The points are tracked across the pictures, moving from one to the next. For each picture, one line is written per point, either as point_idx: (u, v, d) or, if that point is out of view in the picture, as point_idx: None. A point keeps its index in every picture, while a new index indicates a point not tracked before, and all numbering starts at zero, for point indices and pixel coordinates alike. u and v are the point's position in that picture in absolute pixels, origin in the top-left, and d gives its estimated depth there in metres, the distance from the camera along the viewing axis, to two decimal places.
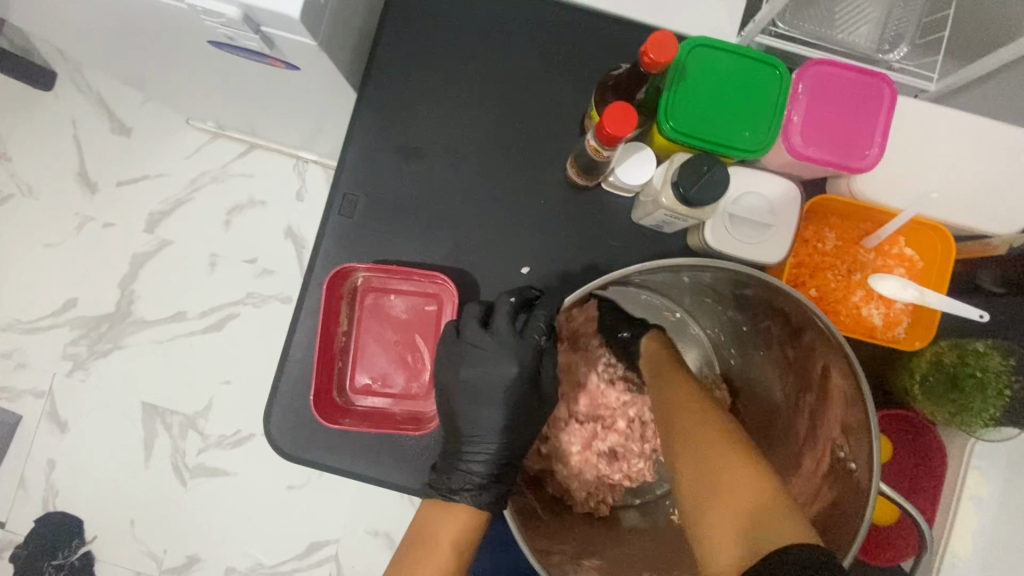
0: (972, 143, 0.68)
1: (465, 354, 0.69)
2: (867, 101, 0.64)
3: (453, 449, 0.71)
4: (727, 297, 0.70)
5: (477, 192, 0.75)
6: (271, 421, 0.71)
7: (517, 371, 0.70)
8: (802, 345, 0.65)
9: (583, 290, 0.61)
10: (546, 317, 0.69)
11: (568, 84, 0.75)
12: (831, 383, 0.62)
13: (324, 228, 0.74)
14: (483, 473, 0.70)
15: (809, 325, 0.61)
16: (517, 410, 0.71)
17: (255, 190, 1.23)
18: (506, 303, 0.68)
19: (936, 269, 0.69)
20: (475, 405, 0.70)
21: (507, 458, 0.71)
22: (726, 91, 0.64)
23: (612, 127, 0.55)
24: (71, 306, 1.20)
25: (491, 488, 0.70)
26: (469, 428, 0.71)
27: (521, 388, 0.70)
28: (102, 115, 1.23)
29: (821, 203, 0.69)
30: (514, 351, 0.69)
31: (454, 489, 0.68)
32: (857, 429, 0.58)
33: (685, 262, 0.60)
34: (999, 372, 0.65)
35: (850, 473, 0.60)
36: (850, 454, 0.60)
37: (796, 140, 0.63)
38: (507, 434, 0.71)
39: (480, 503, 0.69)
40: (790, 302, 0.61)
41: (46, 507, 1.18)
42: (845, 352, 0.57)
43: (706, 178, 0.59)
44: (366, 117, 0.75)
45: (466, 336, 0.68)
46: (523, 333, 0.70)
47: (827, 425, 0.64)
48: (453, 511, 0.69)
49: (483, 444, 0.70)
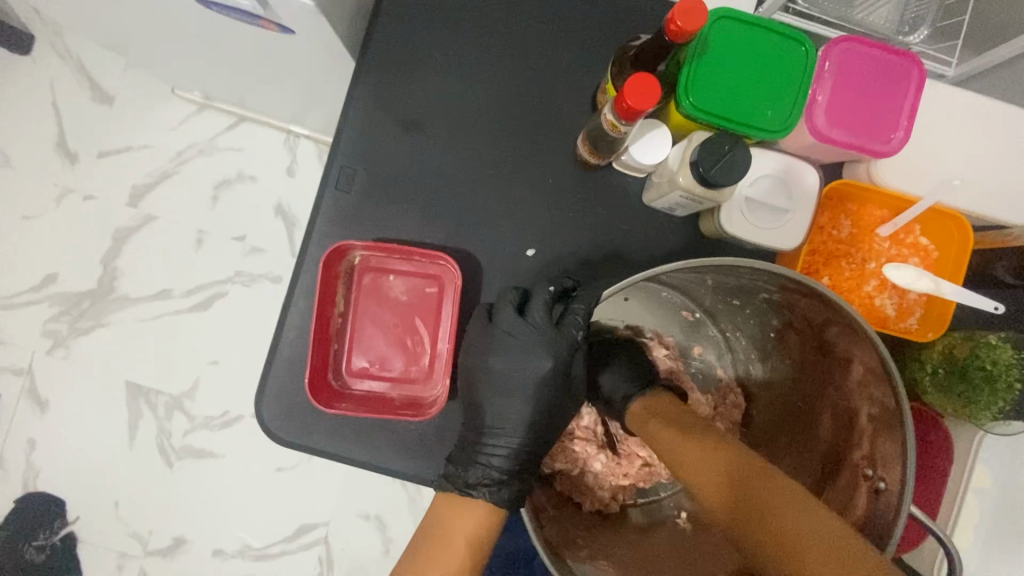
0: (996, 128, 0.66)
1: (494, 340, 0.65)
2: (895, 81, 0.61)
3: (474, 440, 0.66)
4: (755, 298, 0.68)
5: (482, 169, 0.71)
6: (264, 404, 0.69)
7: (551, 366, 0.66)
8: (836, 353, 0.63)
9: (623, 284, 0.56)
10: (584, 312, 0.65)
11: (579, 58, 0.72)
12: (862, 396, 0.61)
13: (320, 202, 0.70)
14: (504, 468, 0.64)
15: (846, 335, 0.59)
16: (544, 405, 0.67)
17: (244, 165, 1.18)
18: (545, 293, 0.65)
19: (952, 259, 0.67)
20: (501, 394, 0.66)
21: (530, 454, 0.67)
22: (749, 67, 0.61)
23: (632, 100, 0.52)
24: (51, 282, 1.15)
25: (511, 483, 0.64)
26: (493, 419, 0.66)
27: (554, 382, 0.66)
28: (81, 81, 1.17)
29: (839, 189, 0.67)
30: (549, 345, 0.65)
31: (471, 484, 0.63)
32: (890, 446, 0.56)
33: (723, 260, 0.56)
34: (1010, 365, 0.63)
35: (876, 492, 0.58)
36: (877, 473, 0.58)
37: (819, 121, 0.61)
38: (532, 431, 0.67)
39: (498, 499, 0.63)
40: (826, 308, 0.58)
41: (27, 489, 1.14)
42: (885, 365, 0.55)
43: (727, 158, 0.57)
44: (365, 88, 0.70)
45: (499, 323, 0.65)
46: (559, 326, 0.66)
47: (856, 440, 0.62)
48: (469, 508, 0.63)
49: (507, 437, 0.66)
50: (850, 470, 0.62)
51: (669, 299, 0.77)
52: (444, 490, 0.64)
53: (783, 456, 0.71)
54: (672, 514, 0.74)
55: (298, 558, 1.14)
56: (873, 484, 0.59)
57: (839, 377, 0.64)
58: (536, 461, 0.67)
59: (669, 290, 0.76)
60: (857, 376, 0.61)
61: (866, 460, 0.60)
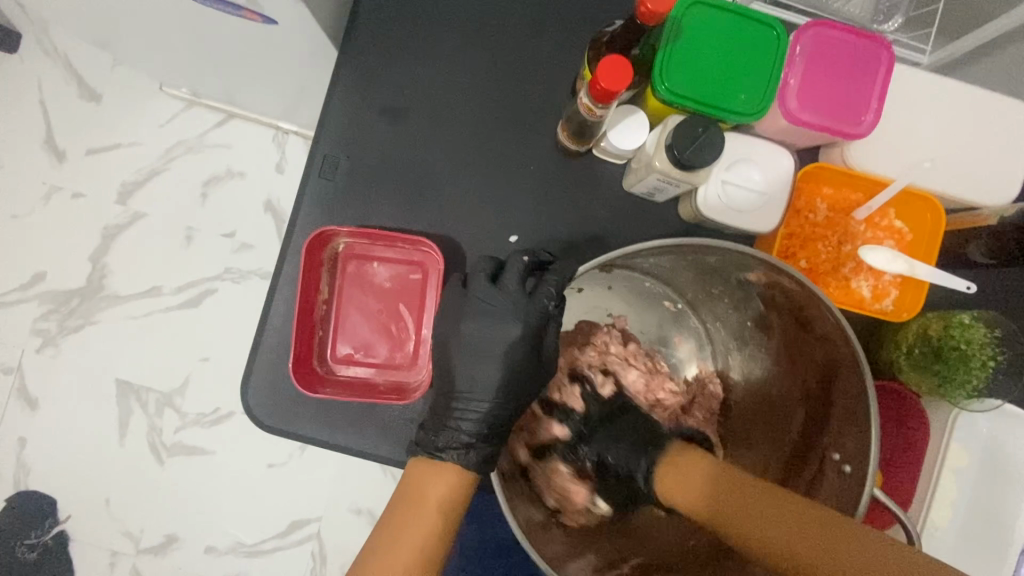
0: (966, 113, 0.68)
1: (468, 305, 0.65)
2: (865, 64, 0.63)
3: (444, 406, 0.66)
4: (733, 286, 0.69)
5: (465, 158, 0.72)
6: (249, 391, 0.69)
7: (521, 331, 0.65)
8: (810, 335, 0.64)
9: (601, 259, 0.57)
10: (557, 282, 0.64)
11: (560, 48, 0.73)
12: (835, 382, 0.62)
13: (303, 191, 0.71)
14: (472, 432, 0.63)
15: (818, 320, 0.61)
16: (517, 371, 0.65)
17: (233, 161, 1.18)
18: (519, 262, 0.65)
19: (925, 240, 0.68)
20: (472, 359, 0.65)
21: (502, 418, 0.65)
22: (723, 52, 0.62)
23: (606, 82, 0.53)
24: (40, 280, 1.15)
25: (479, 447, 0.63)
26: (464, 383, 0.65)
27: (525, 348, 0.65)
28: (69, 80, 1.17)
29: (814, 172, 0.69)
30: (522, 311, 0.65)
31: (440, 447, 0.63)
32: (858, 426, 0.58)
33: (692, 241, 0.59)
34: (983, 344, 0.65)
35: (844, 476, 0.60)
36: (845, 456, 0.60)
37: (792, 105, 0.62)
38: (503, 396, 0.65)
39: (467, 462, 0.62)
40: (798, 290, 0.60)
41: (17, 487, 1.14)
42: (851, 342, 0.57)
43: (700, 139, 0.58)
44: (347, 78, 0.71)
45: (474, 290, 0.65)
46: (533, 295, 0.65)
47: (828, 423, 0.63)
48: (438, 474, 0.61)
49: (476, 402, 0.64)
50: (820, 455, 0.64)
51: (651, 288, 0.79)
52: (416, 454, 0.64)
53: (759, 443, 0.72)
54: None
55: (290, 553, 1.15)
56: (841, 468, 0.61)
57: (815, 365, 0.65)
58: (507, 428, 0.65)
59: (652, 279, 0.78)
60: (829, 360, 0.63)
61: (835, 444, 0.62)
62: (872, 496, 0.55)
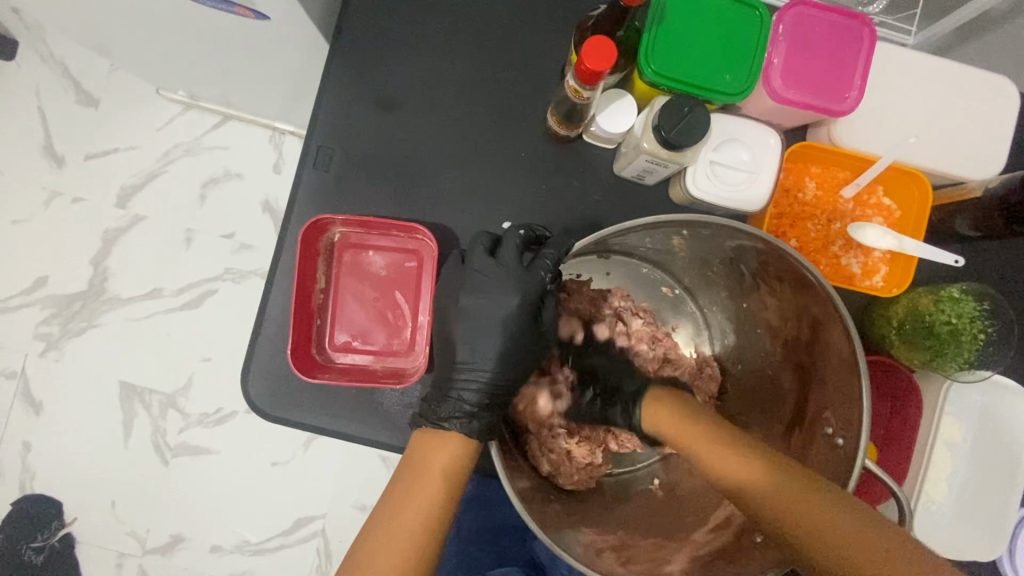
0: (949, 90, 0.69)
1: (466, 279, 0.66)
2: (847, 41, 0.64)
3: (445, 378, 0.66)
4: (728, 265, 0.70)
5: (458, 146, 0.73)
6: (249, 382, 0.70)
7: (519, 301, 0.66)
8: (801, 311, 0.65)
9: (595, 234, 0.58)
10: (553, 256, 0.66)
11: (548, 37, 0.74)
12: (830, 359, 0.63)
13: (299, 183, 0.72)
14: (475, 401, 0.64)
15: (815, 296, 0.61)
16: (517, 343, 0.66)
17: (230, 163, 1.19)
18: (516, 236, 0.66)
19: (914, 217, 0.69)
20: (474, 330, 0.66)
21: (503, 387, 0.66)
22: (707, 33, 0.63)
23: (592, 63, 0.54)
24: (42, 285, 1.16)
25: (482, 416, 0.63)
26: (465, 354, 0.66)
27: (523, 318, 0.66)
28: (66, 86, 1.18)
29: (801, 151, 0.69)
30: (518, 281, 0.65)
31: (443, 417, 0.63)
32: (849, 399, 0.59)
33: (687, 218, 0.60)
34: (973, 317, 0.66)
35: (835, 449, 0.61)
36: (837, 429, 0.61)
37: (777, 85, 0.63)
38: (503, 365, 0.66)
39: (470, 431, 0.62)
40: (787, 263, 0.61)
41: (24, 490, 1.15)
42: (840, 312, 0.58)
43: (687, 119, 0.58)
44: (339, 72, 0.72)
45: (472, 264, 0.66)
46: (530, 268, 0.66)
47: (819, 401, 0.64)
48: (443, 445, 0.61)
49: (479, 371, 0.65)
50: (816, 432, 0.64)
51: (649, 275, 0.80)
52: (420, 427, 0.64)
53: (755, 425, 0.73)
54: (647, 484, 0.75)
55: (296, 551, 1.15)
56: (833, 442, 0.62)
57: (812, 346, 0.66)
58: (507, 397, 0.66)
59: (649, 265, 0.79)
60: (823, 338, 0.63)
61: (827, 419, 0.63)
62: (863, 470, 0.56)
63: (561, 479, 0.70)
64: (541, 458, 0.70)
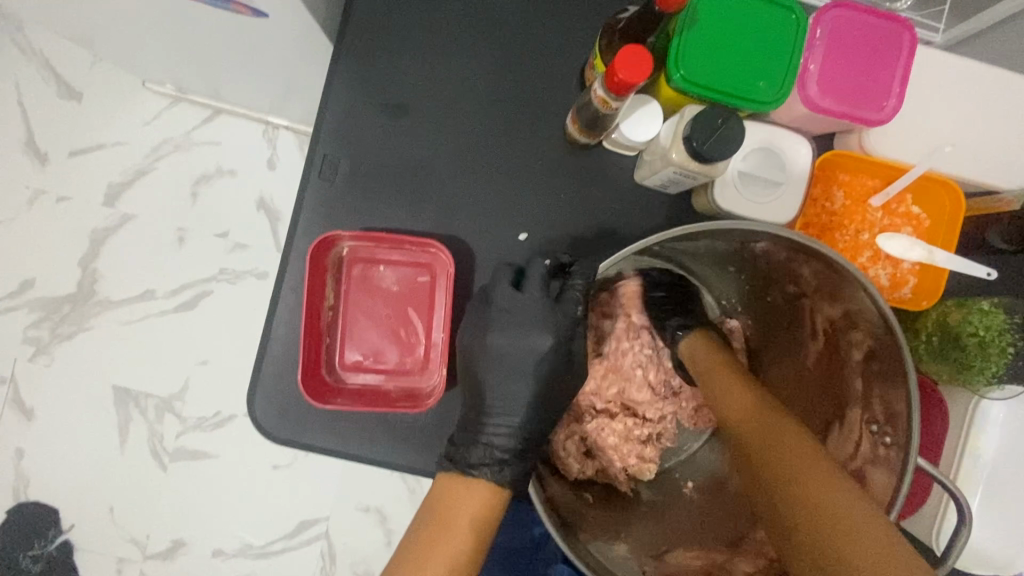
0: (985, 93, 0.66)
1: (494, 317, 0.63)
2: (886, 47, 0.61)
3: (473, 421, 0.64)
4: (752, 264, 0.67)
5: (470, 151, 0.69)
6: (256, 403, 0.67)
7: (553, 343, 0.63)
8: (830, 303, 0.63)
9: (612, 258, 0.57)
10: (584, 287, 0.63)
11: (564, 34, 0.70)
12: (869, 356, 0.60)
13: (303, 192, 0.68)
14: (507, 448, 0.62)
15: (858, 301, 0.58)
16: (548, 383, 0.64)
17: (223, 159, 1.14)
18: (541, 267, 0.64)
19: (944, 227, 0.67)
20: (505, 374, 0.64)
21: (535, 431, 0.64)
22: (740, 36, 0.59)
23: (624, 72, 0.51)
24: (29, 287, 1.12)
25: (514, 464, 0.61)
26: (494, 399, 0.64)
27: (555, 362, 0.64)
28: (47, 78, 1.12)
29: (832, 160, 0.67)
30: (550, 319, 0.63)
31: (472, 463, 0.60)
32: (895, 396, 0.56)
33: (726, 224, 0.56)
34: (1003, 330, 0.64)
35: (883, 447, 0.58)
36: (884, 427, 0.58)
37: (812, 91, 0.60)
38: (535, 409, 0.64)
39: (502, 479, 0.60)
40: (817, 261, 0.59)
41: (17, 498, 1.12)
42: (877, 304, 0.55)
43: (721, 132, 0.55)
44: (344, 73, 0.68)
45: (498, 301, 0.63)
46: (559, 301, 0.64)
47: (860, 396, 0.62)
48: (472, 493, 0.59)
49: (507, 416, 0.63)
50: (858, 428, 0.62)
51: None
52: (445, 470, 0.61)
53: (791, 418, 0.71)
54: (681, 485, 0.75)
55: (299, 554, 1.13)
56: (880, 439, 0.59)
57: (847, 334, 0.63)
58: (540, 439, 0.64)
59: (662, 262, 0.76)
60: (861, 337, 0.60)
61: (872, 416, 0.60)
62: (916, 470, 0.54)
63: (575, 475, 0.72)
64: (569, 458, 0.72)
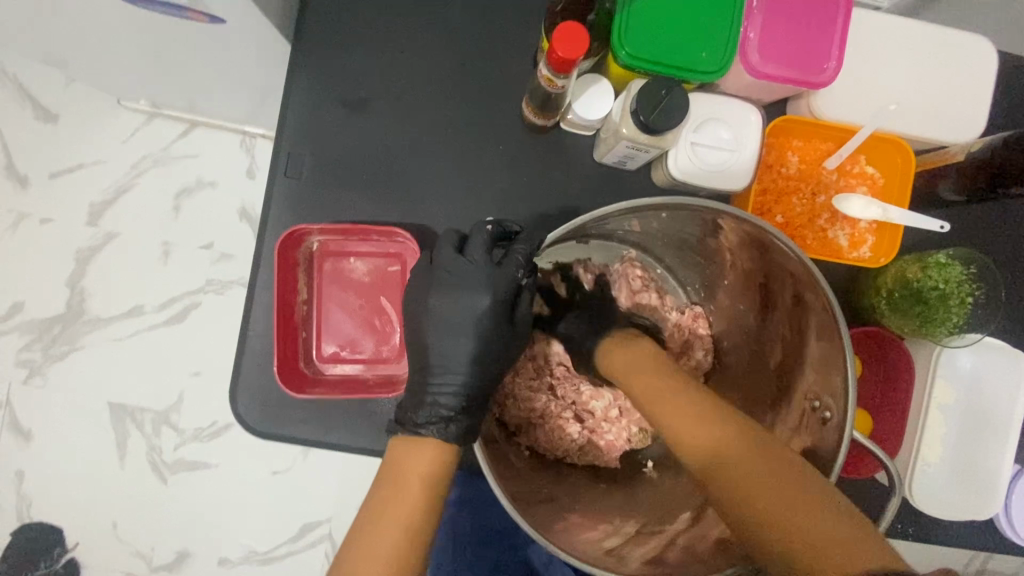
0: (926, 54, 0.69)
1: (438, 280, 0.63)
2: (822, 12, 0.63)
3: (420, 386, 0.64)
4: (705, 246, 0.69)
5: (431, 141, 0.71)
6: (238, 401, 0.69)
7: (492, 300, 0.63)
8: (776, 281, 0.64)
9: (569, 224, 0.57)
10: (526, 250, 0.63)
11: (519, 23, 0.71)
12: (811, 331, 0.61)
13: (271, 192, 0.69)
14: (452, 405, 0.61)
15: (796, 274, 0.60)
16: (491, 342, 0.64)
17: (202, 171, 1.15)
18: (484, 231, 0.64)
19: (898, 184, 0.68)
20: (448, 332, 0.63)
21: (481, 390, 0.64)
22: (679, 9, 0.61)
23: (564, 51, 0.53)
24: (19, 311, 1.13)
25: (459, 420, 0.61)
26: (437, 359, 0.64)
27: (496, 318, 0.64)
28: (22, 102, 1.13)
29: (783, 126, 0.68)
30: (490, 280, 0.63)
31: (420, 423, 0.60)
32: (833, 372, 0.58)
33: (668, 200, 0.58)
34: (961, 282, 0.66)
35: (824, 424, 0.59)
36: (824, 403, 0.59)
37: (754, 59, 0.62)
38: (479, 368, 0.64)
39: (448, 436, 0.60)
40: (758, 238, 0.60)
41: (21, 519, 1.13)
42: (815, 278, 0.56)
43: (665, 102, 0.57)
44: (306, 74, 0.70)
45: (441, 262, 0.64)
46: (503, 264, 0.64)
47: (807, 374, 0.63)
48: (418, 450, 0.58)
49: (452, 375, 0.63)
50: (802, 399, 0.63)
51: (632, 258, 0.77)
52: (395, 434, 0.61)
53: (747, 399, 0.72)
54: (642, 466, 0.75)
55: (302, 557, 1.15)
56: (823, 416, 0.60)
57: (784, 299, 0.65)
58: (485, 399, 0.64)
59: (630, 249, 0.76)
60: (804, 312, 0.62)
61: (816, 393, 0.61)
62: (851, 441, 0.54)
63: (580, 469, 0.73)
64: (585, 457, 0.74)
